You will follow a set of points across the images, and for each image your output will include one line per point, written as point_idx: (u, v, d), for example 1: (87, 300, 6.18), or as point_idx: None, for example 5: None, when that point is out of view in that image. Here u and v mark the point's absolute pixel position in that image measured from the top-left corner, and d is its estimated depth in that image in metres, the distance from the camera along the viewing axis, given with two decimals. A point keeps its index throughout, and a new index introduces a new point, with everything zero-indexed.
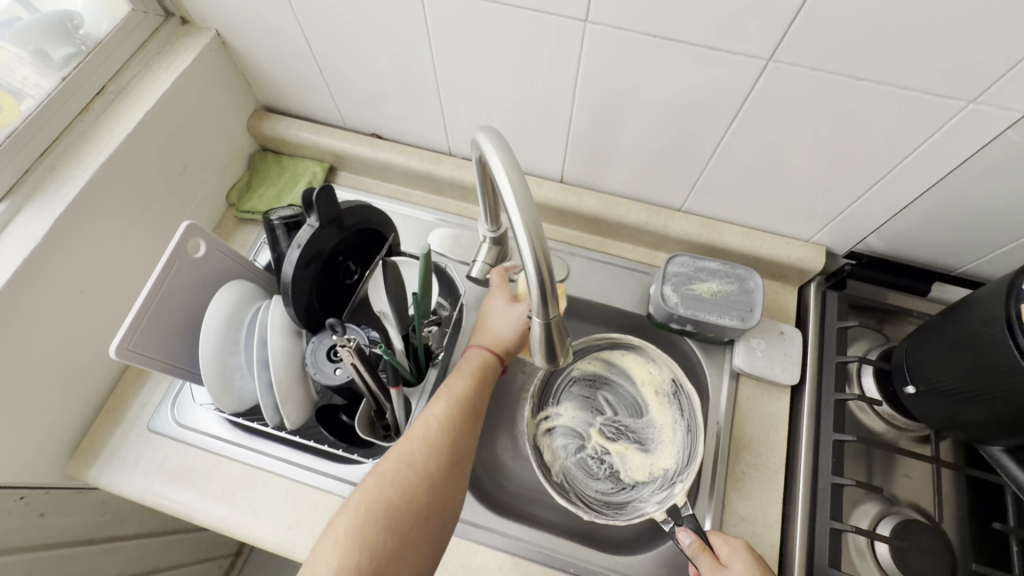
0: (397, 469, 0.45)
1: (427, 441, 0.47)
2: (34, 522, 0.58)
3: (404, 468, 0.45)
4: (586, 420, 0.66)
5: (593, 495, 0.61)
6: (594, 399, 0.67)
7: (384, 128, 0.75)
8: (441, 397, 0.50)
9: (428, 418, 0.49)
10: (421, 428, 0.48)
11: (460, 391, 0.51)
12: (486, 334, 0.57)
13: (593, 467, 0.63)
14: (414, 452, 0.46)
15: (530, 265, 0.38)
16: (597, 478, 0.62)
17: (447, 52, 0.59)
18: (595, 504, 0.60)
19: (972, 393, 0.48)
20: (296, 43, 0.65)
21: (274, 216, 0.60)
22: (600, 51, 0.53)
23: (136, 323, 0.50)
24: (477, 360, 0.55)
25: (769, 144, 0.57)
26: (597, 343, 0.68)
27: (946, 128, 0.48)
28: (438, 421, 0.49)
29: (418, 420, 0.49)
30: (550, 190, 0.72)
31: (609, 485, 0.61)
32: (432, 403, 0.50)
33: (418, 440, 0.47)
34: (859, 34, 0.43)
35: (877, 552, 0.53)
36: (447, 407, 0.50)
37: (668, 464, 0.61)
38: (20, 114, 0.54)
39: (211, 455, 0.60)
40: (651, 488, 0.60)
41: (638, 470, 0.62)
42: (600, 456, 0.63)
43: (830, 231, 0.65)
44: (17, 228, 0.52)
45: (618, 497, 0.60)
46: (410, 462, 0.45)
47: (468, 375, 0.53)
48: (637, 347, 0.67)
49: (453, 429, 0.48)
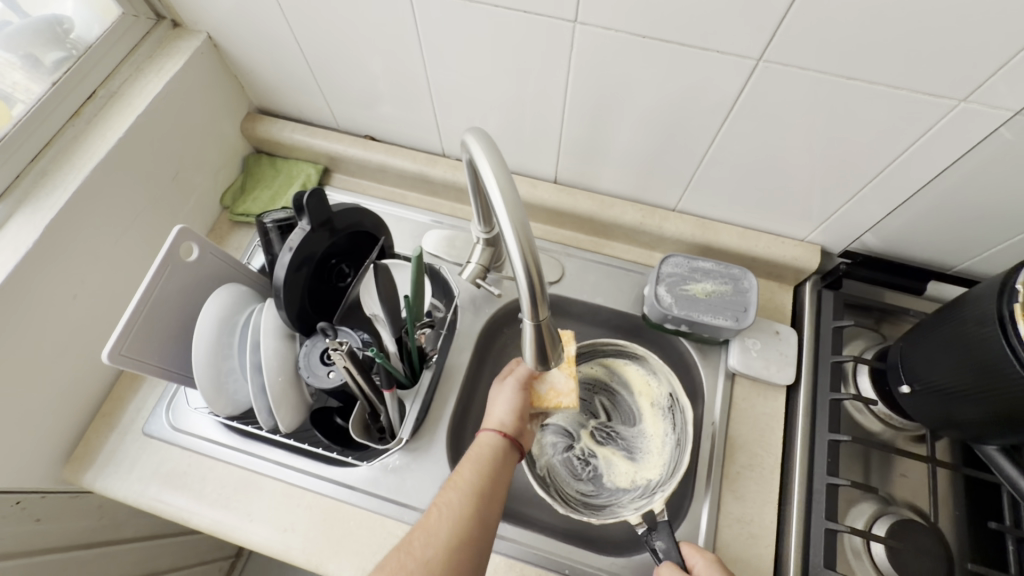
0: (397, 564, 0.42)
1: (434, 536, 0.44)
2: (30, 527, 0.58)
3: (408, 563, 0.42)
4: (578, 422, 0.66)
5: (573, 494, 0.61)
6: (591, 403, 0.67)
7: (377, 129, 0.75)
8: (455, 483, 0.48)
9: (439, 510, 0.46)
10: (430, 520, 0.45)
11: (475, 477, 0.49)
12: (495, 423, 0.54)
13: (578, 467, 0.63)
14: (419, 546, 0.43)
15: (520, 267, 0.39)
16: (581, 479, 0.62)
17: (437, 53, 0.59)
18: (573, 502, 0.60)
19: (965, 392, 0.48)
20: (287, 44, 0.64)
21: (267, 219, 0.59)
22: (590, 51, 0.53)
23: (128, 328, 0.49)
24: (494, 448, 0.52)
25: (762, 143, 0.57)
26: (604, 349, 0.68)
27: (938, 127, 0.47)
28: (448, 513, 0.46)
29: (429, 512, 0.46)
30: (544, 190, 0.72)
31: (590, 488, 0.61)
32: (444, 492, 0.48)
33: (425, 533, 0.44)
34: (847, 34, 0.43)
35: (872, 552, 0.53)
36: (459, 499, 0.47)
37: (651, 476, 0.61)
38: (11, 119, 0.54)
39: (206, 459, 0.60)
40: (631, 495, 0.60)
41: (620, 476, 0.62)
42: (587, 458, 0.64)
43: (825, 231, 0.65)
44: (8, 234, 0.52)
45: (598, 499, 0.60)
46: (413, 557, 0.42)
47: (483, 461, 0.50)
48: (640, 357, 0.66)
49: (465, 522, 0.45)
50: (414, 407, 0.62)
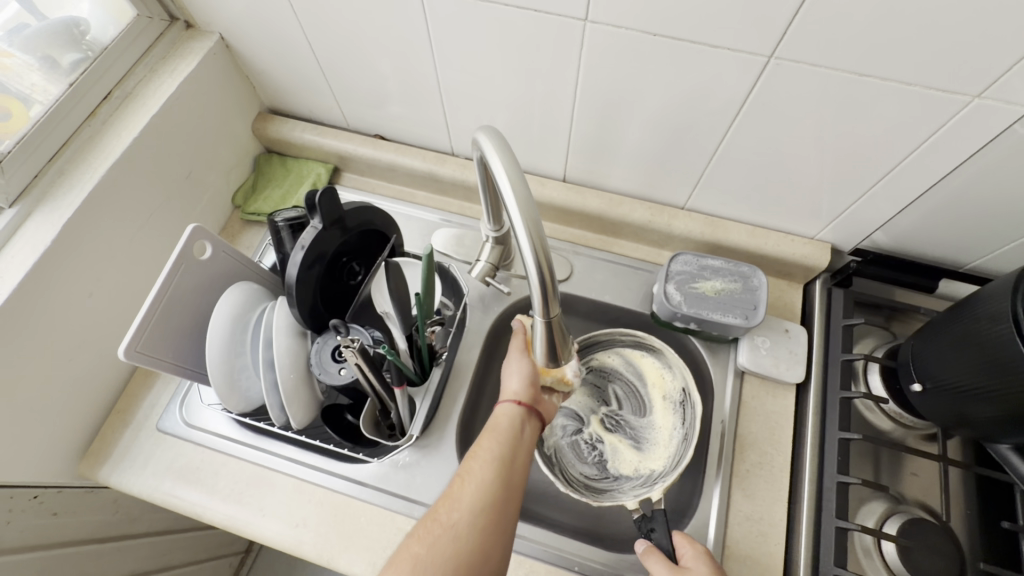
0: (425, 532, 0.42)
1: (460, 503, 0.44)
2: (48, 521, 0.59)
3: (435, 531, 0.42)
4: (588, 407, 0.67)
5: (576, 476, 0.62)
6: (603, 390, 0.67)
7: (387, 128, 0.75)
8: (480, 450, 0.47)
9: (464, 477, 0.46)
10: (455, 487, 0.45)
11: (499, 445, 0.48)
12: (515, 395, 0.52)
13: (584, 451, 0.63)
14: (446, 514, 0.43)
15: (531, 264, 0.39)
16: (586, 461, 0.63)
17: (447, 52, 0.59)
18: (575, 483, 0.61)
19: (978, 391, 0.47)
20: (299, 44, 0.65)
21: (278, 218, 0.60)
22: (600, 49, 0.53)
23: (144, 324, 0.50)
24: (513, 420, 0.50)
25: (772, 141, 0.56)
26: (623, 339, 0.68)
27: (951, 124, 0.47)
28: (474, 480, 0.45)
29: (454, 480, 0.46)
30: (553, 188, 0.72)
31: (594, 471, 0.62)
32: (469, 458, 0.47)
33: (451, 500, 0.44)
34: (859, 31, 0.43)
35: (883, 551, 0.53)
36: (483, 465, 0.46)
37: (655, 466, 0.61)
38: (30, 119, 0.55)
39: (219, 455, 0.61)
40: (633, 483, 0.60)
41: (624, 463, 0.62)
42: (593, 442, 0.64)
43: (835, 229, 0.65)
44: (27, 232, 0.53)
45: (599, 483, 0.61)
46: (440, 525, 0.42)
47: (506, 430, 0.49)
48: (658, 350, 0.66)
49: (490, 489, 0.45)
50: (424, 405, 0.62)
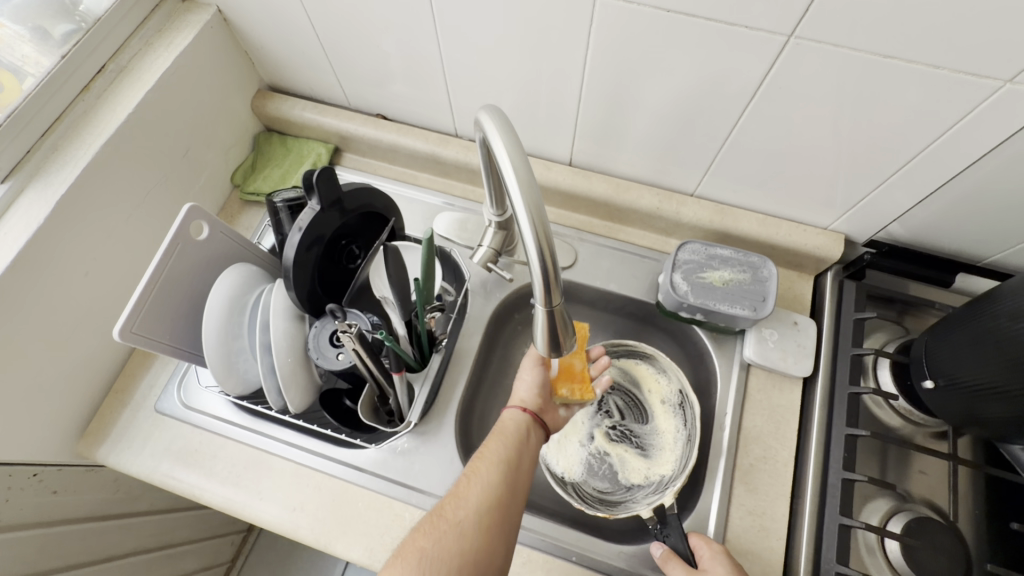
0: (431, 527, 0.42)
1: (466, 501, 0.44)
2: (48, 499, 0.60)
3: (442, 527, 0.42)
4: (590, 420, 0.65)
5: (590, 491, 0.60)
6: (604, 403, 0.66)
7: (389, 108, 0.73)
8: (486, 457, 0.47)
9: (471, 476, 0.46)
10: (462, 485, 0.46)
11: (504, 453, 0.48)
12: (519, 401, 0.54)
13: (594, 465, 0.62)
14: (452, 511, 0.43)
15: (533, 251, 0.38)
16: (597, 476, 0.62)
17: (452, 29, 0.57)
18: (589, 499, 0.59)
19: (996, 392, 0.46)
20: (298, 18, 0.63)
21: (276, 199, 0.58)
22: (610, 26, 0.50)
23: (139, 305, 0.49)
24: (519, 424, 0.51)
25: (789, 124, 0.54)
26: (615, 350, 0.67)
27: (981, 109, 0.45)
28: (480, 479, 0.46)
29: (461, 479, 0.46)
30: (559, 173, 0.70)
31: (606, 485, 0.61)
32: (475, 462, 0.47)
33: (458, 498, 0.44)
34: (883, 12, 0.41)
35: (886, 548, 0.52)
36: (489, 465, 0.46)
37: (664, 472, 0.60)
38: (21, 92, 0.54)
39: (217, 437, 0.61)
40: (645, 491, 0.59)
41: (634, 473, 0.61)
42: (601, 455, 0.63)
43: (850, 219, 0.63)
44: (19, 209, 0.51)
45: (613, 496, 0.60)
46: (447, 521, 0.43)
47: (511, 439, 0.49)
48: (651, 357, 0.66)
49: (497, 490, 0.45)
50: (424, 392, 0.61)
